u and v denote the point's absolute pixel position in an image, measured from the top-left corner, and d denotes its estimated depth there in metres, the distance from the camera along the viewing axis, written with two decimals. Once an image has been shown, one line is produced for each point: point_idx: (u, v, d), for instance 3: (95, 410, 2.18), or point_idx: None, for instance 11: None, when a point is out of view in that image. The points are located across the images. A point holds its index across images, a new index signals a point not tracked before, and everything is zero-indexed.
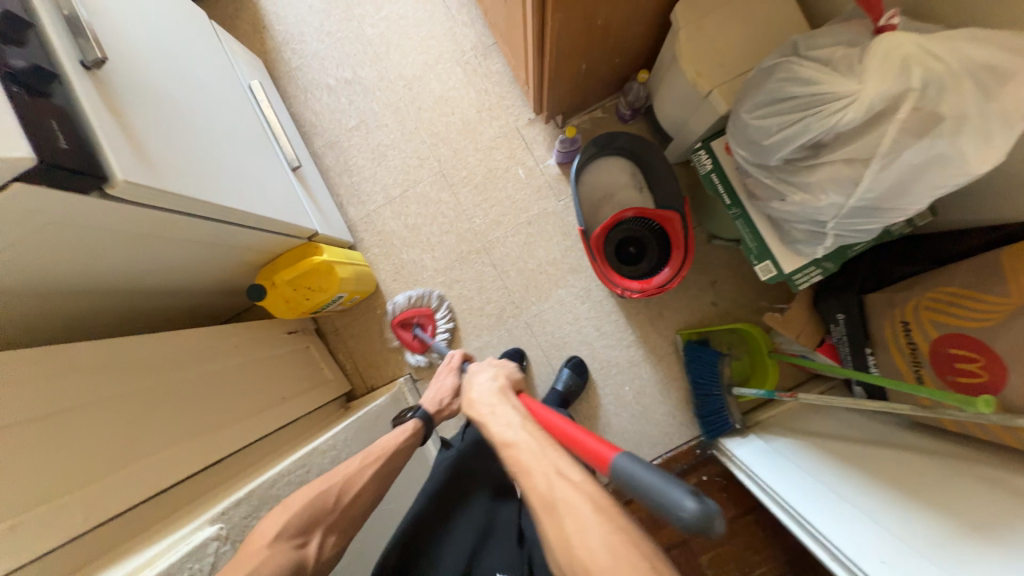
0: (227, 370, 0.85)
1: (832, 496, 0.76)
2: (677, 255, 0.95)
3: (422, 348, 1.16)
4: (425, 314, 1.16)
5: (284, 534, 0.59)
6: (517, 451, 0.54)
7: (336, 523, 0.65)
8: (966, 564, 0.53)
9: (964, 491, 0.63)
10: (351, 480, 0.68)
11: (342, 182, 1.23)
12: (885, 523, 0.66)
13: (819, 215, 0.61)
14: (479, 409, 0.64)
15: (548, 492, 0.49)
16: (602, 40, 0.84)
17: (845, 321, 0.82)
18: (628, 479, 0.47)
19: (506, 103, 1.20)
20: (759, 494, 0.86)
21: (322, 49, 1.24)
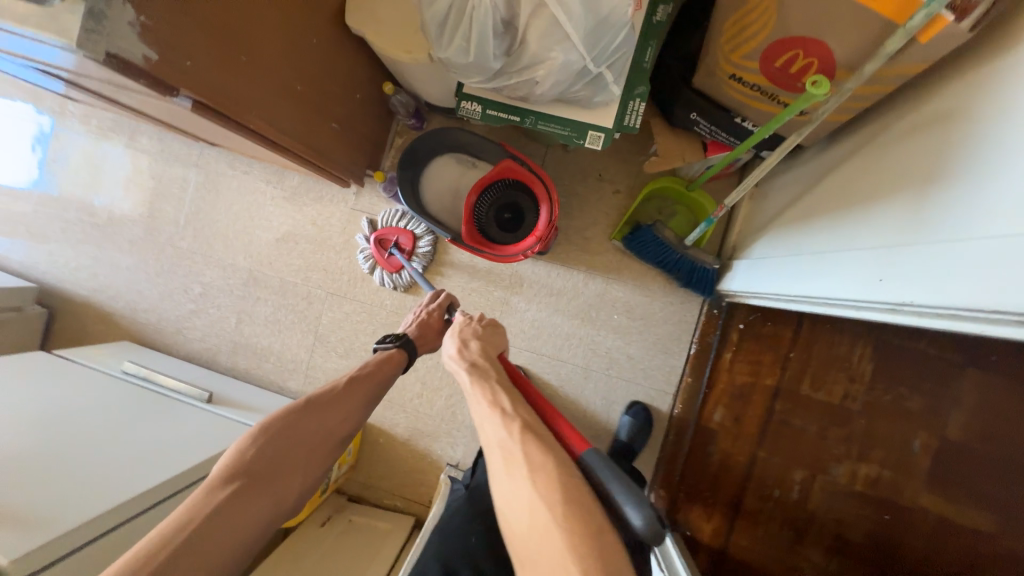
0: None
1: (810, 255, 0.69)
2: (539, 188, 0.93)
3: (393, 267, 1.13)
4: (402, 233, 1.13)
5: (264, 462, 0.66)
6: (490, 413, 0.61)
7: (313, 451, 0.71)
8: (952, 220, 0.46)
9: (896, 157, 0.58)
10: (335, 403, 0.74)
11: (266, 370, 1.22)
12: (861, 240, 0.59)
13: (570, 66, 0.59)
14: (461, 363, 0.69)
15: (506, 443, 0.57)
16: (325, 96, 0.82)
17: (701, 115, 0.77)
18: (602, 469, 0.55)
19: (327, 198, 1.19)
20: (772, 305, 0.81)
21: (165, 289, 1.26)
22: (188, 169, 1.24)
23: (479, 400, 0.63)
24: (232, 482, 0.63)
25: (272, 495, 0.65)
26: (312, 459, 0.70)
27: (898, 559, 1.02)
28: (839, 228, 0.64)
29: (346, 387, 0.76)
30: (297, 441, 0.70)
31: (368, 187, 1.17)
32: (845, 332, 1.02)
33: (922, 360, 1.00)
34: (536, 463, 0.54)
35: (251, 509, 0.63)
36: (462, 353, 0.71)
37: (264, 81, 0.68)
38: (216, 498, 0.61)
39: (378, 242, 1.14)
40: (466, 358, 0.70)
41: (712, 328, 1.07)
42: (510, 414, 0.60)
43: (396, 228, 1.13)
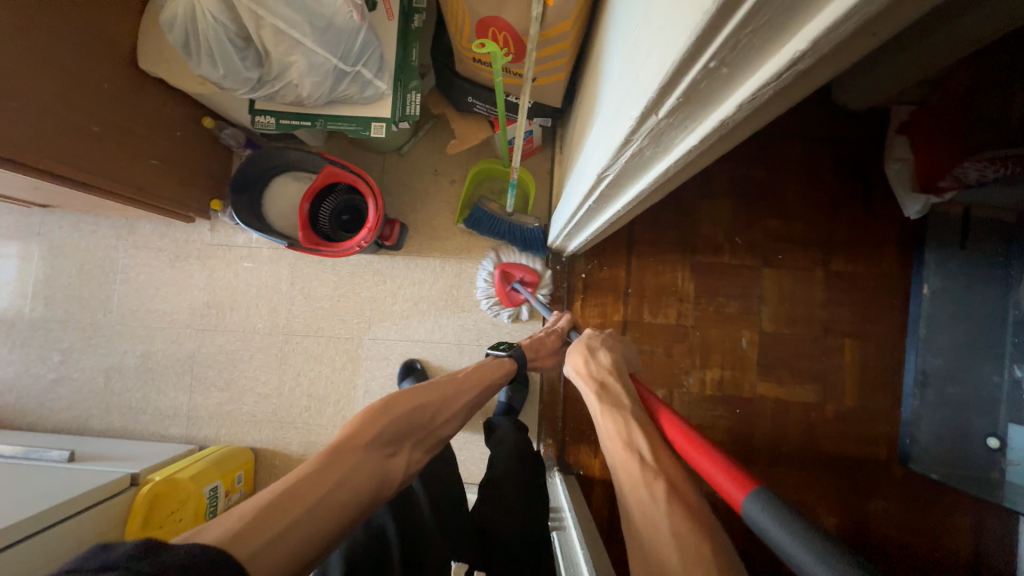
0: None
1: (590, 141, 0.63)
2: (363, 186, 1.02)
3: (517, 303, 1.15)
4: (528, 273, 1.14)
5: (384, 440, 0.66)
6: (623, 452, 0.64)
7: (421, 440, 0.71)
8: (634, 18, 0.39)
9: (590, 97, 0.71)
10: (445, 400, 0.76)
11: (144, 422, 1.19)
12: (606, 98, 0.53)
13: (315, 68, 0.71)
14: (593, 382, 0.76)
15: (637, 495, 0.59)
16: (133, 136, 0.89)
17: (474, 97, 0.91)
18: (769, 514, 0.44)
19: (183, 238, 1.22)
20: (594, 211, 0.74)
21: (21, 364, 1.21)
22: (31, 239, 1.22)
23: (609, 434, 0.67)
24: (355, 449, 0.62)
25: (382, 472, 0.63)
26: (415, 450, 0.69)
27: (753, 444, 1.16)
28: (600, 100, 0.58)
29: (454, 384, 0.80)
30: (409, 426, 0.70)
31: (220, 220, 1.22)
32: (667, 261, 1.19)
33: (730, 270, 1.18)
34: (676, 522, 0.54)
35: (362, 484, 0.60)
36: (597, 380, 0.77)
37: (46, 124, 0.74)
38: (334, 466, 0.59)
39: (502, 272, 1.15)
40: (595, 375, 0.77)
41: (559, 282, 1.20)
42: (649, 462, 0.62)
43: (523, 266, 1.14)
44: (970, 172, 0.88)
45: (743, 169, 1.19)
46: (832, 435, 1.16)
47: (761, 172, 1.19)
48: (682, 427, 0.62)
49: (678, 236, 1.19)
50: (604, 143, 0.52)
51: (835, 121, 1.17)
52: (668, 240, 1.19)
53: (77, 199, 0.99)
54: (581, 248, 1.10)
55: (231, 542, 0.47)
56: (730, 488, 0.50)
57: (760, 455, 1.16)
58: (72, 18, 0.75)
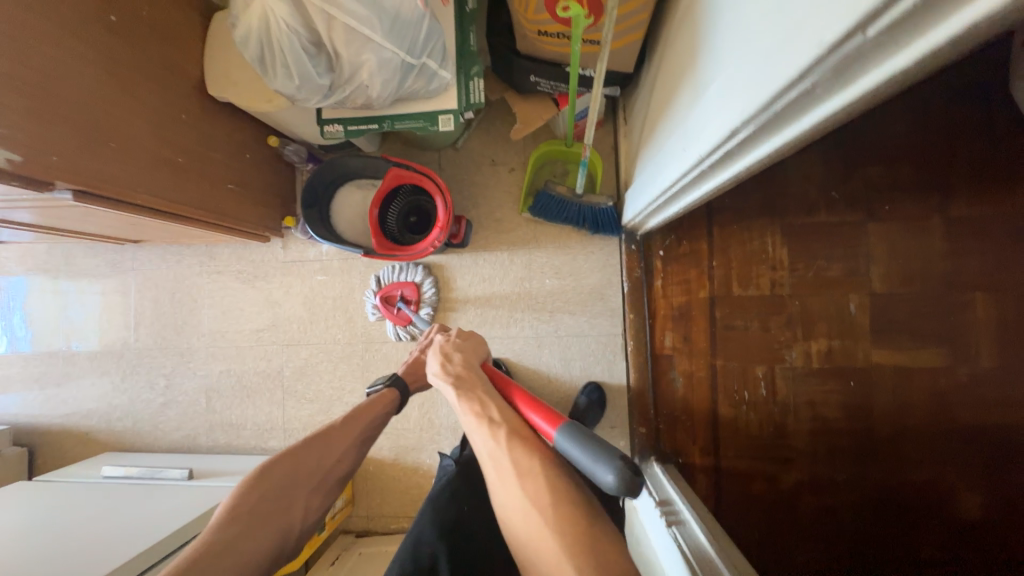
0: None
1: (697, 104, 0.56)
2: (429, 184, 1.00)
3: (405, 322, 1.16)
4: (409, 287, 1.17)
5: (266, 502, 0.72)
6: (478, 427, 0.67)
7: (312, 489, 0.76)
8: None
9: (679, 57, 0.64)
10: (329, 450, 0.79)
11: (245, 437, 1.25)
12: (733, 46, 0.46)
13: (385, 64, 0.68)
14: (448, 373, 0.75)
15: (496, 462, 0.64)
16: (211, 163, 0.91)
17: (538, 75, 0.86)
18: (570, 443, 0.59)
19: (259, 258, 1.26)
20: (690, 187, 0.66)
21: (133, 392, 1.30)
22: (127, 274, 1.31)
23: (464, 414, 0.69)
24: (236, 519, 0.69)
25: (274, 529, 0.71)
26: (310, 498, 0.76)
27: (872, 419, 1.05)
28: (713, 53, 0.52)
29: (340, 427, 0.81)
30: (296, 481, 0.75)
31: (291, 237, 1.24)
32: (752, 228, 1.09)
33: (827, 229, 1.07)
34: (525, 469, 0.63)
35: (253, 546, 0.69)
36: (448, 369, 0.76)
37: (140, 159, 0.76)
38: (218, 537, 0.67)
39: (385, 295, 1.17)
40: (451, 371, 0.76)
41: (635, 263, 1.13)
42: (498, 425, 0.67)
43: (402, 282, 1.17)
44: None
45: None
46: (969, 403, 1.02)
47: (855, 116, 1.06)
48: (517, 389, 0.71)
49: (762, 199, 1.09)
50: (730, 98, 0.46)
51: None
52: (752, 204, 1.09)
53: (166, 231, 1.04)
54: (659, 224, 1.03)
55: None
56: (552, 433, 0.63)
57: (879, 430, 1.05)
58: (149, 52, 0.76)
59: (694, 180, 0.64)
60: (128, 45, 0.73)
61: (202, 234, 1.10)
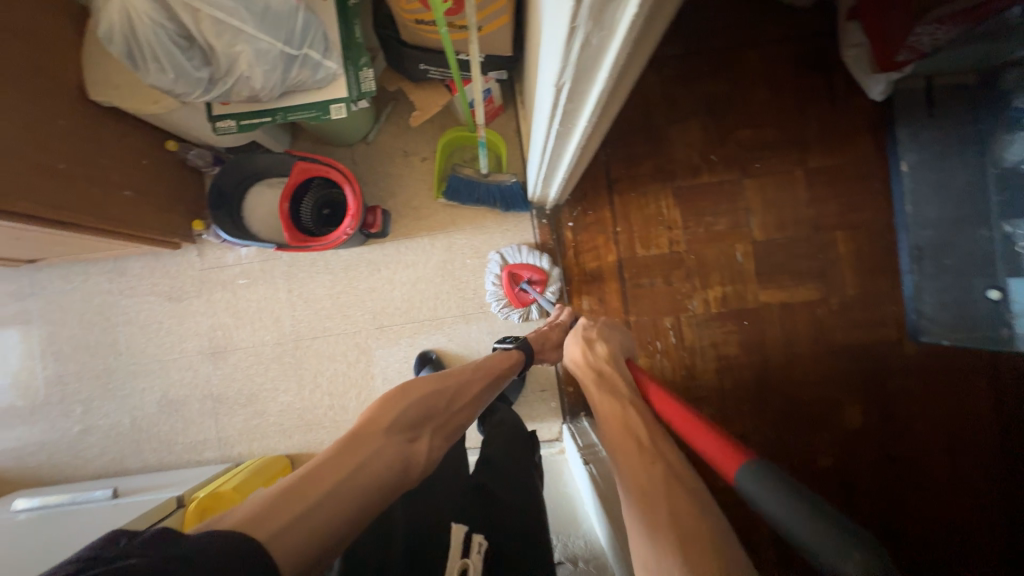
0: None
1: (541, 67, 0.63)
2: (336, 174, 1.03)
3: (528, 303, 1.17)
4: (538, 273, 1.15)
5: (403, 427, 0.70)
6: (622, 437, 0.69)
7: (439, 426, 0.75)
8: None
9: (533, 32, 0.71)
10: (459, 391, 0.80)
11: (178, 452, 1.21)
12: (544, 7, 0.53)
13: (262, 55, 0.71)
14: (589, 376, 0.82)
15: (639, 471, 0.63)
16: (102, 171, 0.90)
17: (426, 63, 0.91)
18: (764, 488, 0.49)
19: (175, 268, 1.23)
20: (555, 146, 0.73)
21: (46, 423, 1.23)
22: (27, 300, 1.23)
23: (614, 424, 0.72)
24: (380, 433, 0.67)
25: (407, 455, 0.68)
26: (436, 437, 0.74)
27: (767, 352, 1.18)
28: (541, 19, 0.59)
29: (466, 374, 0.84)
30: (428, 414, 0.74)
31: (205, 243, 1.22)
32: (647, 192, 1.20)
33: (711, 188, 1.19)
34: (672, 484, 0.61)
35: (383, 467, 0.64)
36: (592, 376, 0.82)
37: (16, 167, 0.74)
38: (352, 449, 0.64)
39: (512, 273, 1.16)
40: (592, 365, 0.84)
41: (547, 235, 1.21)
42: (649, 448, 0.66)
43: (530, 266, 1.15)
44: (922, 39, 0.91)
45: (706, 86, 1.19)
46: (839, 328, 1.18)
47: (725, 86, 1.19)
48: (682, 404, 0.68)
49: (655, 166, 1.20)
50: (552, 58, 0.52)
51: (787, 22, 1.18)
52: (646, 172, 1.20)
53: (61, 246, 1.00)
54: (561, 195, 1.11)
55: (256, 517, 0.52)
56: (722, 465, 0.55)
57: (773, 361, 1.18)
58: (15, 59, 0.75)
59: (561, 142, 0.71)
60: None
61: (105, 246, 1.07)
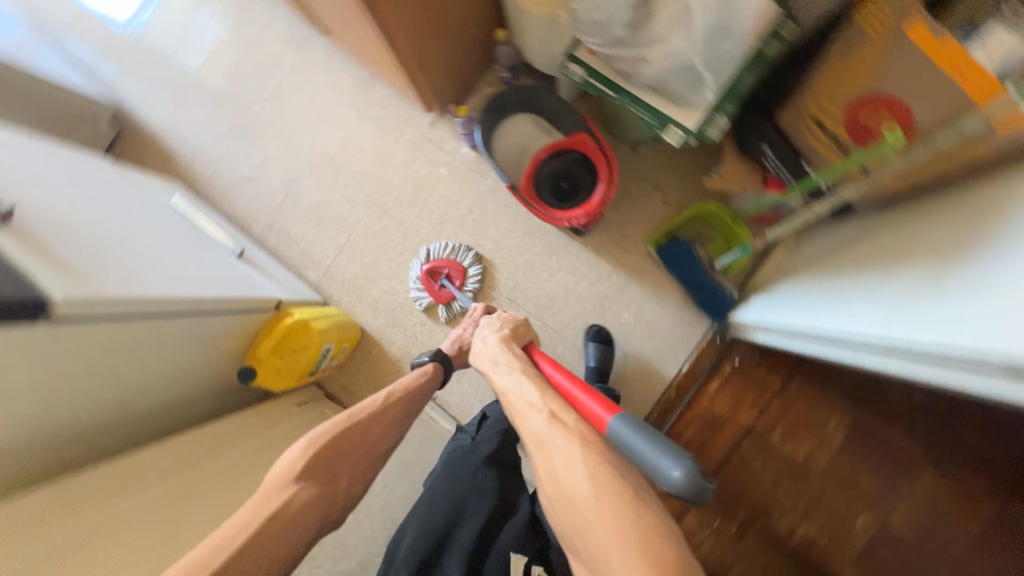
0: (260, 444, 0.91)
1: (897, 307, 0.61)
2: (602, 168, 0.99)
3: (450, 300, 1.18)
4: (455, 266, 1.18)
5: (315, 470, 0.68)
6: (519, 401, 0.61)
7: (359, 462, 0.72)
8: None
9: (881, 253, 0.71)
10: (375, 418, 0.75)
11: (292, 252, 1.28)
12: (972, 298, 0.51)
13: (682, 57, 0.68)
14: (484, 360, 0.74)
15: (539, 441, 0.55)
16: (444, 19, 0.90)
17: (770, 148, 0.86)
18: (624, 447, 0.51)
19: (404, 119, 1.26)
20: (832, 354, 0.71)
21: (227, 149, 1.33)
22: (289, 51, 1.31)
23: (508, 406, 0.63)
24: (293, 488, 0.65)
25: (326, 499, 0.67)
26: (354, 473, 0.71)
27: None
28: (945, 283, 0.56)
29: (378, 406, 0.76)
30: (338, 459, 0.70)
31: (444, 120, 1.23)
32: (827, 397, 1.07)
33: (891, 446, 1.05)
34: (560, 443, 0.53)
35: (305, 517, 0.64)
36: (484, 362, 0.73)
37: None
38: (275, 498, 0.63)
39: (427, 276, 1.19)
40: (487, 357, 0.74)
41: (708, 354, 1.12)
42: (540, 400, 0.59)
43: (450, 261, 1.18)
44: None
45: None
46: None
47: None
48: (572, 375, 0.64)
49: (857, 383, 1.07)
50: (951, 323, 0.52)
51: None
52: (843, 380, 1.07)
53: (359, 42, 1.04)
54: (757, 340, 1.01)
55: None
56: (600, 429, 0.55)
57: None
58: None
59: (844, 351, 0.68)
60: None
61: (383, 66, 1.10)
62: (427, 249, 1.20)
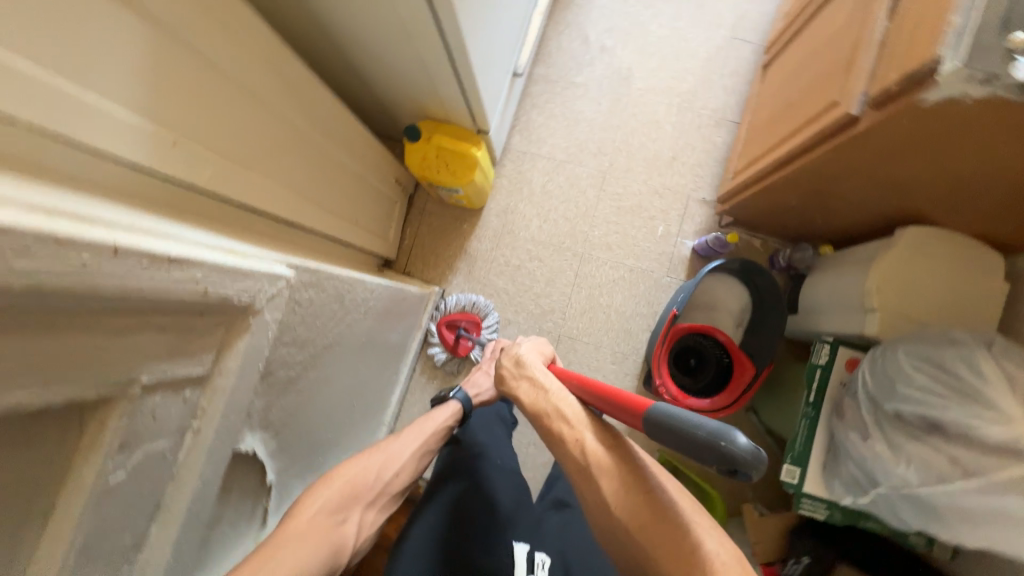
0: (354, 171, 0.94)
1: None
2: (724, 397, 0.98)
3: (468, 353, 1.17)
4: (472, 321, 1.17)
5: (334, 507, 0.64)
6: (556, 425, 0.60)
7: (372, 502, 0.69)
8: None
9: None
10: (388, 463, 0.73)
11: (528, 113, 1.27)
12: None
13: (881, 475, 0.70)
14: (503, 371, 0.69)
15: (589, 465, 0.56)
16: (827, 197, 0.86)
17: (806, 565, 0.84)
18: (668, 434, 0.46)
19: (697, 172, 1.22)
20: None
21: (606, 10, 1.30)
22: (726, 40, 1.26)
23: (546, 429, 0.61)
24: (314, 522, 0.61)
25: (336, 542, 0.61)
26: (365, 513, 0.68)
27: None
28: None
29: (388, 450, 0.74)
30: (353, 498, 0.67)
31: (708, 215, 1.20)
32: None
33: None
34: (599, 468, 0.56)
35: (319, 548, 0.58)
36: (510, 377, 0.68)
37: (876, 161, 0.70)
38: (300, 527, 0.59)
39: (444, 327, 1.18)
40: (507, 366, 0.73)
41: None
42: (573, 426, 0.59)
43: (467, 313, 1.17)
44: None
45: None
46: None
47: None
48: (585, 378, 0.63)
49: None
50: None
51: None
52: None
53: (764, 112, 1.00)
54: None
55: None
56: (635, 420, 0.52)
57: None
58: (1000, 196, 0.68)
59: None
60: (998, 189, 0.67)
61: (744, 144, 1.06)
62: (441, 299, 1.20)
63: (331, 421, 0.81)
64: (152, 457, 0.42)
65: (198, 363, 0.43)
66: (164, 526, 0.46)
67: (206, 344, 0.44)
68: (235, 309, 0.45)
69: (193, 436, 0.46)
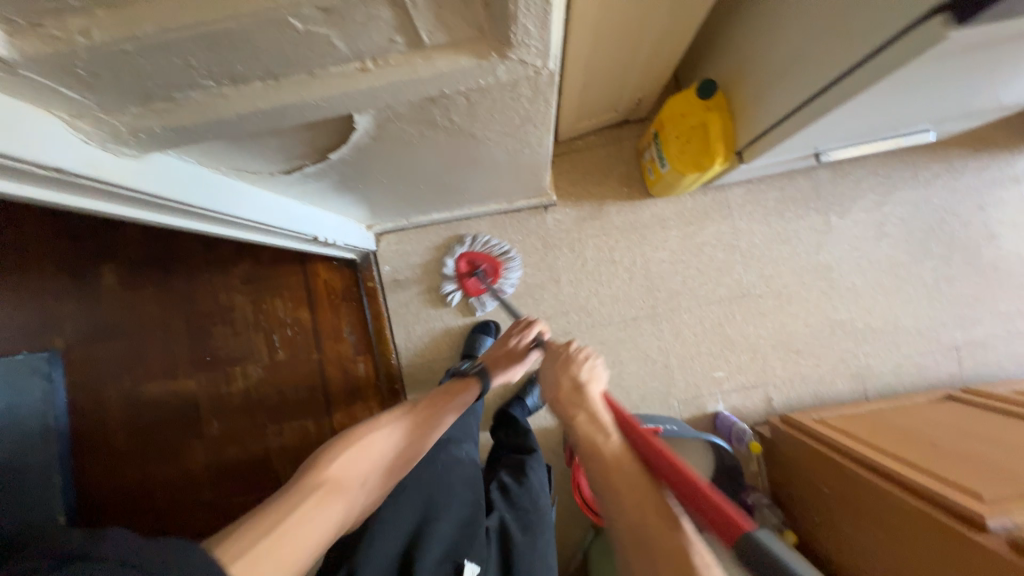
0: (640, 51, 0.84)
1: None
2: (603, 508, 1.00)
3: (479, 295, 1.18)
4: (494, 266, 1.17)
5: (347, 471, 0.68)
6: (615, 489, 0.51)
7: (375, 474, 0.72)
8: None
9: None
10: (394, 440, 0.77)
11: (769, 189, 1.16)
12: None
13: None
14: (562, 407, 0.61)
15: (660, 545, 0.46)
16: (851, 520, 0.82)
17: None
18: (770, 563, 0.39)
19: (794, 383, 1.14)
20: None
21: (921, 208, 1.14)
22: (950, 345, 1.13)
23: (599, 478, 0.52)
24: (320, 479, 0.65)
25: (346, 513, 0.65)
26: (375, 479, 0.72)
27: (192, 324, 1.23)
28: None
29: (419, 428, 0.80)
30: (370, 456, 0.73)
31: (755, 410, 1.14)
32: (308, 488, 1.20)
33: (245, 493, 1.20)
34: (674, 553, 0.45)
35: (329, 512, 0.62)
36: (563, 401, 0.61)
37: (934, 558, 0.65)
38: (307, 488, 0.63)
39: (462, 260, 1.17)
40: (570, 399, 0.61)
41: None
42: (635, 487, 0.50)
43: (480, 253, 1.17)
44: None
45: None
46: (117, 348, 1.22)
47: None
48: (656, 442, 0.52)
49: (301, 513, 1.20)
50: None
51: None
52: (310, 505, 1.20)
53: (899, 419, 0.92)
54: None
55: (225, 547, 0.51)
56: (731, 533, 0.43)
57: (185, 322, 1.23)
58: None
59: None
60: None
61: (851, 414, 0.99)
62: (471, 236, 1.18)
63: (402, 174, 0.78)
64: (323, 43, 0.38)
65: (432, 33, 0.38)
66: (262, 91, 0.43)
67: (455, 30, 0.39)
68: (500, 38, 0.40)
69: (356, 70, 0.42)
